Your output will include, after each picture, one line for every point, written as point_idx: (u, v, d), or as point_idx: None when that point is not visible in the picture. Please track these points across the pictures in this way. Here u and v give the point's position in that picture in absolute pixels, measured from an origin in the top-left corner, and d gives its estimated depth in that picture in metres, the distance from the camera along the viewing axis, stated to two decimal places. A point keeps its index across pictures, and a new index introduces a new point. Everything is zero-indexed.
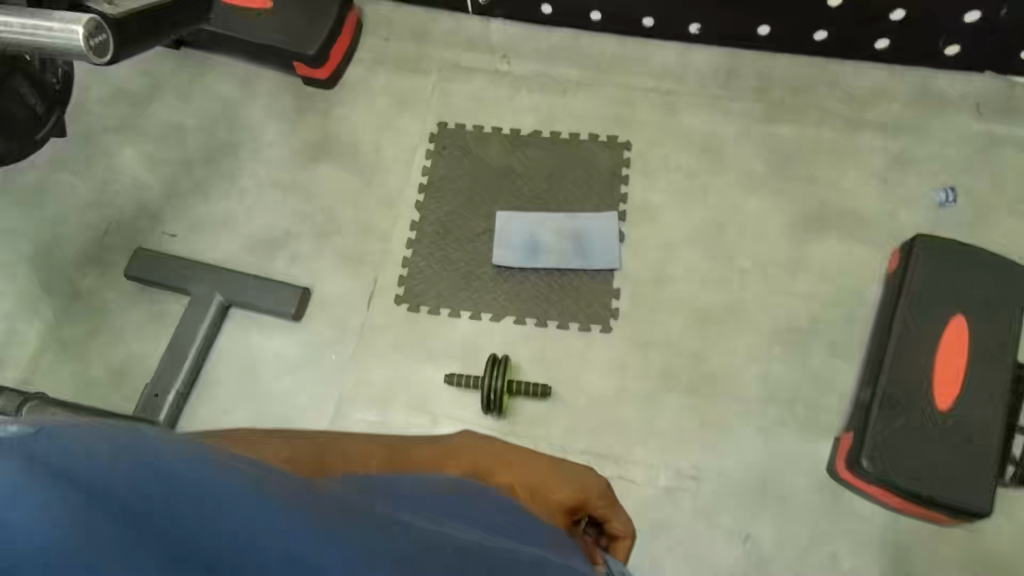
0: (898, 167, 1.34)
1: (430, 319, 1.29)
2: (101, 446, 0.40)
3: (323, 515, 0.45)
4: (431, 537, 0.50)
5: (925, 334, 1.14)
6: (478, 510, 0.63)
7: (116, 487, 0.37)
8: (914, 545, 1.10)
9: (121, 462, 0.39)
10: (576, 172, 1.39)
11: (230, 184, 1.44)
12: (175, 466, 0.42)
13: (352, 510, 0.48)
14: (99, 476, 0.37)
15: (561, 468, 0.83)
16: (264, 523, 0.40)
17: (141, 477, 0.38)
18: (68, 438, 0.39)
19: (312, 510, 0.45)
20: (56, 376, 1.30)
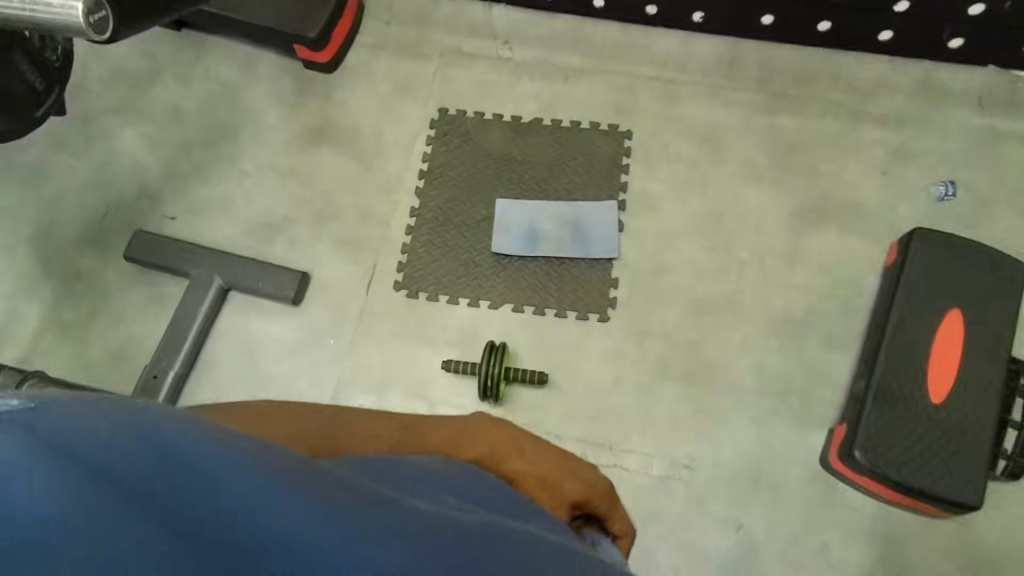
0: (899, 160, 1.34)
1: (429, 305, 1.29)
2: (103, 414, 0.37)
3: (335, 492, 0.41)
4: (434, 519, 0.46)
5: (922, 327, 1.15)
6: (475, 493, 0.59)
7: (117, 460, 0.34)
8: (905, 537, 1.11)
9: (123, 432, 0.36)
10: (577, 160, 1.39)
11: (230, 167, 1.44)
12: (180, 436, 0.38)
13: (363, 489, 0.45)
14: (99, 448, 0.34)
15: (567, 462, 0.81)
16: (267, 502, 0.36)
17: (144, 449, 0.35)
18: (70, 404, 0.36)
19: (321, 486, 0.41)
20: (56, 356, 1.31)
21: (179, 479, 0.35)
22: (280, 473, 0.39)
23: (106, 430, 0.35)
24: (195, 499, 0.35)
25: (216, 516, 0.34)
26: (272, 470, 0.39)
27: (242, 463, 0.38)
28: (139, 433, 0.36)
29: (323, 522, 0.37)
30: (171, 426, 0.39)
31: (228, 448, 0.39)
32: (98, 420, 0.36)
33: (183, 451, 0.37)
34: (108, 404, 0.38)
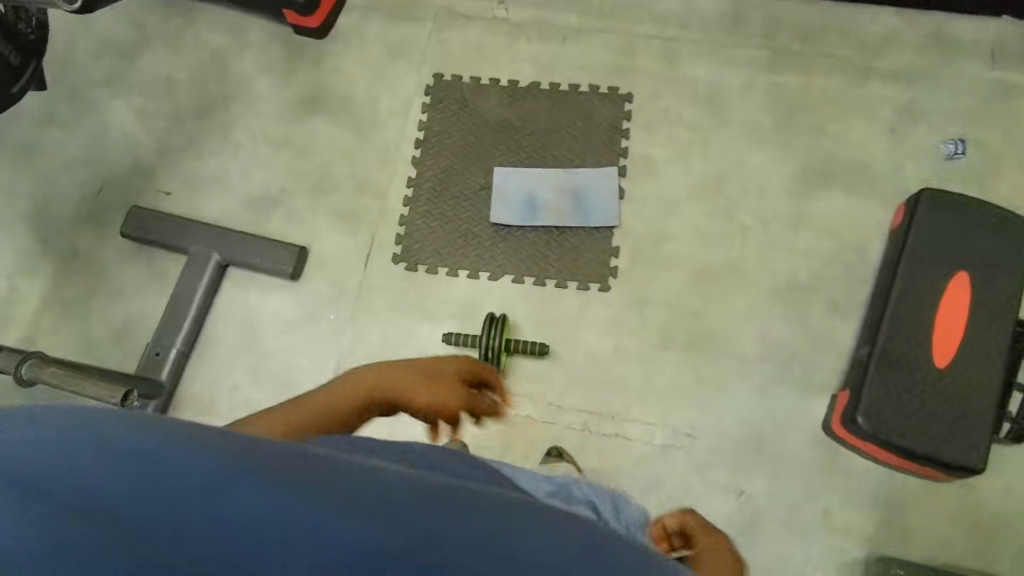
0: (908, 119, 1.31)
1: (427, 278, 1.28)
2: (76, 430, 0.37)
3: (314, 467, 0.39)
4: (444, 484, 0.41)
5: (926, 292, 1.13)
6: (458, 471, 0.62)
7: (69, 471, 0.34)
8: (906, 501, 1.12)
9: (93, 448, 0.36)
10: (576, 126, 1.36)
11: (223, 139, 1.42)
12: (155, 442, 0.37)
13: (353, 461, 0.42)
14: (52, 462, 0.34)
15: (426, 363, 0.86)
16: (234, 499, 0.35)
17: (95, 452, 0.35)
18: (38, 422, 0.37)
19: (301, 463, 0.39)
20: (58, 335, 1.31)
21: (134, 474, 0.35)
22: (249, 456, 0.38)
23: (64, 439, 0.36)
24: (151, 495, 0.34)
25: (177, 514, 0.34)
26: (240, 454, 0.38)
27: (203, 451, 0.37)
28: (99, 437, 0.36)
29: (277, 497, 0.35)
30: (146, 430, 0.38)
31: (200, 442, 0.38)
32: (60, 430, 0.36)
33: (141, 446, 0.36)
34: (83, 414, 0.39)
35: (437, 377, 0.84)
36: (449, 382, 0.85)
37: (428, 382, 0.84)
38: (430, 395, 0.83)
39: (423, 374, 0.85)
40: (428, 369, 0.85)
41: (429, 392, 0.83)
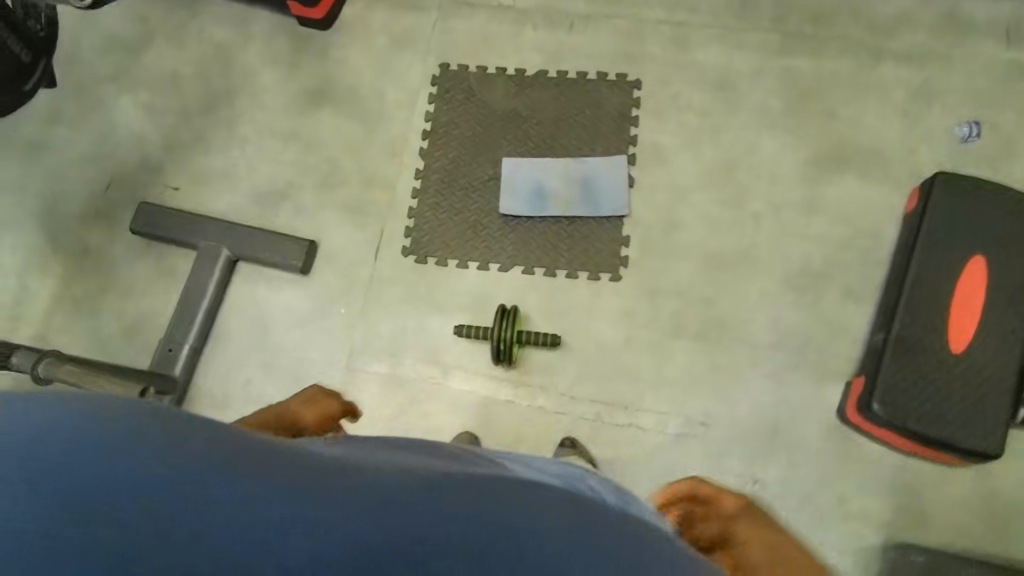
0: (921, 100, 1.29)
1: (437, 271, 1.28)
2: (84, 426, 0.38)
3: (319, 477, 0.41)
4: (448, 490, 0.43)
5: (942, 277, 1.12)
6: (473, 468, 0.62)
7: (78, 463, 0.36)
8: (923, 487, 1.11)
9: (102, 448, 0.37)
10: (584, 114, 1.34)
11: (230, 133, 1.41)
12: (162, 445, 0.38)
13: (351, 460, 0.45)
14: (57, 454, 0.36)
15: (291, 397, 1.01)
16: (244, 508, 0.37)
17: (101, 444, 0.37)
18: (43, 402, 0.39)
19: (299, 461, 0.42)
20: (71, 332, 1.32)
21: (140, 469, 0.36)
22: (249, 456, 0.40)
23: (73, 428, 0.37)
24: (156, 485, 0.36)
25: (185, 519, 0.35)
26: (241, 454, 0.40)
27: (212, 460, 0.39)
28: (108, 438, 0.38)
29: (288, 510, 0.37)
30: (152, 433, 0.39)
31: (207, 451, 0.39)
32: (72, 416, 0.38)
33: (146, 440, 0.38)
34: (82, 399, 0.40)
35: (318, 398, 0.99)
36: (328, 396, 1.01)
37: (315, 402, 0.98)
38: (324, 405, 0.99)
39: (304, 400, 0.99)
40: (307, 396, 0.99)
41: (317, 408, 0.97)
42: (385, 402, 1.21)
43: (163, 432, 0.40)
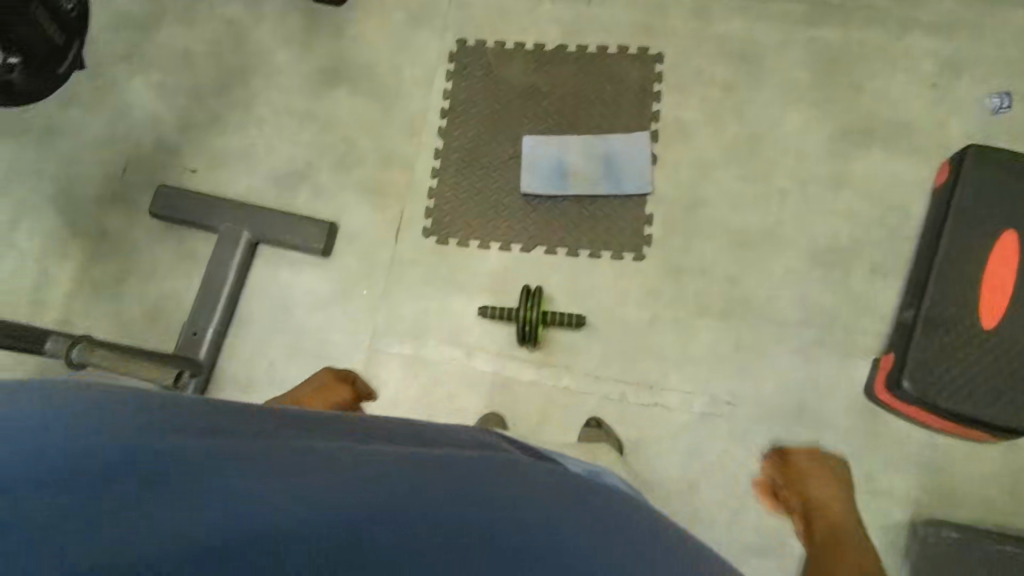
0: (950, 72, 1.26)
1: (458, 252, 1.27)
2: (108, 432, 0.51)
3: (305, 475, 0.53)
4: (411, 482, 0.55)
5: (974, 252, 1.10)
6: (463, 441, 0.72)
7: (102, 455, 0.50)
8: (950, 464, 1.11)
9: (122, 449, 0.50)
10: (605, 90, 1.32)
11: (245, 114, 1.40)
12: (165, 450, 0.52)
13: (317, 443, 0.59)
14: (87, 452, 0.50)
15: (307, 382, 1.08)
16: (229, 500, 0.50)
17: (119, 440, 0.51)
18: (74, 408, 0.53)
19: (271, 449, 0.56)
20: (92, 316, 1.32)
21: (152, 471, 0.50)
22: (230, 446, 0.54)
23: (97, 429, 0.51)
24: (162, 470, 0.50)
25: (179, 510, 0.48)
26: (226, 444, 0.54)
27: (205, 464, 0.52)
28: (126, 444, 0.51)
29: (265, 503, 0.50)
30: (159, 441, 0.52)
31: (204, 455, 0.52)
32: (99, 418, 0.53)
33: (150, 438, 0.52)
34: (113, 413, 0.54)
35: (326, 388, 1.06)
36: (337, 385, 1.07)
37: (324, 391, 1.05)
38: (332, 395, 1.05)
39: (313, 389, 1.06)
40: (314, 385, 1.07)
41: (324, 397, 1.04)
42: (409, 384, 1.21)
43: (168, 437, 0.53)
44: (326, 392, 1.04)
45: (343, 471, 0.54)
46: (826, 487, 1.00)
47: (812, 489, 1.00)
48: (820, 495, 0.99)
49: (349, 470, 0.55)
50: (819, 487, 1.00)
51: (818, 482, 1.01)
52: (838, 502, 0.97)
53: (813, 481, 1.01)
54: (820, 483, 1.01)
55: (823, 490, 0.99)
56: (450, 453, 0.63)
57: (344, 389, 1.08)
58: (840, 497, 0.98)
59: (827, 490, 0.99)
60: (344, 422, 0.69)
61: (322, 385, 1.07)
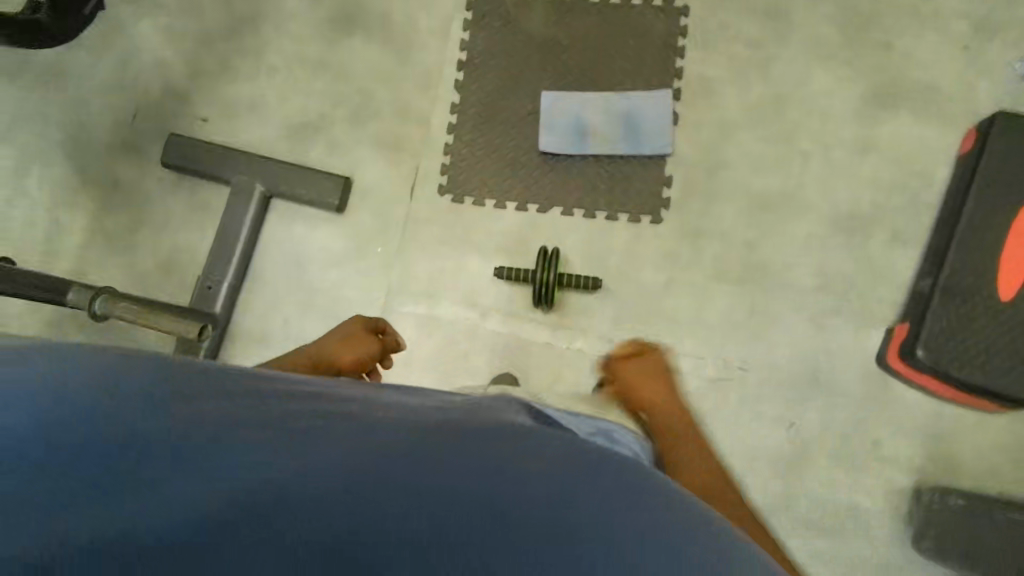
0: (983, 33, 1.21)
1: (474, 210, 1.26)
2: (105, 398, 0.50)
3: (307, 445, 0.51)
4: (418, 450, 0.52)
5: (996, 221, 1.08)
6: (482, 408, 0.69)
7: (107, 417, 0.48)
8: (961, 434, 1.11)
9: (118, 415, 0.49)
10: (627, 44, 1.28)
11: (256, 61, 1.36)
12: (163, 417, 0.50)
13: (322, 412, 0.56)
14: (80, 418, 0.48)
15: (334, 335, 1.05)
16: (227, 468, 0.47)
17: (124, 403, 0.50)
18: (75, 367, 0.52)
19: (279, 412, 0.54)
20: (106, 267, 1.31)
21: (149, 437, 0.48)
22: (238, 411, 0.53)
23: (100, 392, 0.50)
24: (168, 431, 0.49)
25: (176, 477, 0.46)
26: (234, 409, 0.53)
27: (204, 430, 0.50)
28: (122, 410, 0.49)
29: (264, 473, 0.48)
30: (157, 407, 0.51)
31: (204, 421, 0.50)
32: (104, 376, 0.52)
33: (157, 400, 0.51)
34: (112, 377, 0.52)
35: (355, 340, 1.04)
36: (365, 338, 1.05)
37: (352, 345, 1.03)
38: (359, 349, 1.03)
39: (340, 340, 1.04)
40: (341, 335, 1.04)
41: (351, 350, 1.02)
42: (423, 342, 1.22)
43: (168, 404, 0.51)
44: (352, 348, 1.03)
45: (355, 437, 0.53)
46: (658, 388, 1.02)
47: (644, 391, 1.01)
48: (649, 398, 1.00)
49: (360, 435, 0.53)
50: (654, 389, 1.02)
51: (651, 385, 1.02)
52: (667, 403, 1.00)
53: (649, 384, 1.02)
54: (655, 386, 1.03)
55: (655, 393, 1.02)
56: (463, 418, 0.61)
57: (371, 344, 1.05)
58: (670, 395, 1.03)
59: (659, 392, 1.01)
60: (358, 387, 0.68)
61: (348, 337, 1.05)
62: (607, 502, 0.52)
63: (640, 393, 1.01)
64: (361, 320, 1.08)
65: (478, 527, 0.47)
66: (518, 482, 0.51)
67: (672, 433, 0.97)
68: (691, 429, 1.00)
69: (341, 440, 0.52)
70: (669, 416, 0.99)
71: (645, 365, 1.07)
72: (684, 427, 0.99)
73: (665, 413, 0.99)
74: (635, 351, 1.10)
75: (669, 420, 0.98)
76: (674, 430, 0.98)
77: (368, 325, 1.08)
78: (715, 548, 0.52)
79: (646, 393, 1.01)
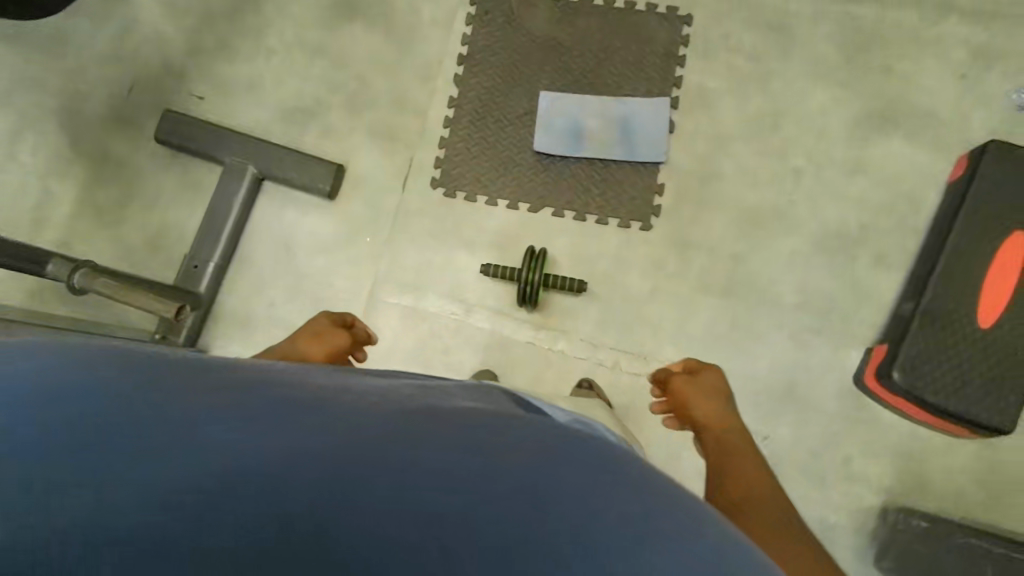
0: (982, 62, 1.22)
1: (466, 206, 1.26)
2: (77, 381, 0.44)
3: (289, 434, 0.46)
4: (410, 445, 0.47)
5: (980, 248, 1.09)
6: (473, 395, 0.64)
7: (46, 399, 0.43)
8: (931, 457, 1.12)
9: (91, 398, 0.44)
10: (628, 49, 1.28)
11: (258, 42, 1.36)
12: (139, 401, 0.45)
13: (303, 396, 0.51)
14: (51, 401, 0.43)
15: (304, 329, 1.03)
16: (209, 462, 0.43)
17: (66, 382, 0.44)
18: (11, 353, 0.46)
19: (241, 390, 0.49)
20: (94, 239, 1.30)
21: (123, 423, 0.43)
22: (196, 387, 0.48)
23: (39, 371, 0.45)
24: (118, 412, 0.43)
25: (155, 469, 0.42)
26: (192, 387, 0.48)
27: (180, 417, 0.45)
28: (98, 393, 0.44)
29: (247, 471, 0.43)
30: (134, 390, 0.45)
31: (183, 406, 0.45)
32: (43, 358, 0.46)
33: (105, 378, 0.46)
34: (84, 361, 0.47)
35: (325, 333, 1.02)
36: (335, 332, 1.03)
37: (322, 336, 1.01)
38: (330, 340, 1.01)
39: (310, 334, 1.01)
40: (310, 330, 1.02)
41: (322, 342, 1.00)
42: (406, 334, 1.22)
43: (146, 386, 0.46)
44: (325, 339, 1.01)
45: (320, 421, 0.48)
46: (712, 405, 0.93)
47: (695, 409, 0.94)
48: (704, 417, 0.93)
49: (325, 419, 0.48)
50: (704, 408, 0.93)
51: (704, 403, 0.94)
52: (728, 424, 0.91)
53: (697, 401, 0.94)
54: (705, 403, 0.94)
55: (706, 412, 0.93)
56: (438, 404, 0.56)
57: (342, 336, 1.03)
58: (728, 416, 0.92)
59: (711, 412, 0.92)
60: (326, 371, 0.62)
61: (318, 331, 1.03)
62: (596, 500, 0.48)
63: (691, 411, 0.95)
64: (327, 315, 1.08)
65: (450, 533, 0.44)
66: (494, 480, 0.47)
67: (724, 457, 0.86)
68: (746, 446, 0.88)
69: (305, 425, 0.47)
70: (718, 434, 0.90)
71: (711, 380, 0.97)
72: (730, 443, 0.88)
73: (712, 431, 0.91)
74: (698, 364, 1.00)
75: (719, 441, 0.89)
76: (722, 447, 0.88)
77: (333, 319, 1.07)
78: (708, 547, 0.48)
79: (695, 411, 0.94)
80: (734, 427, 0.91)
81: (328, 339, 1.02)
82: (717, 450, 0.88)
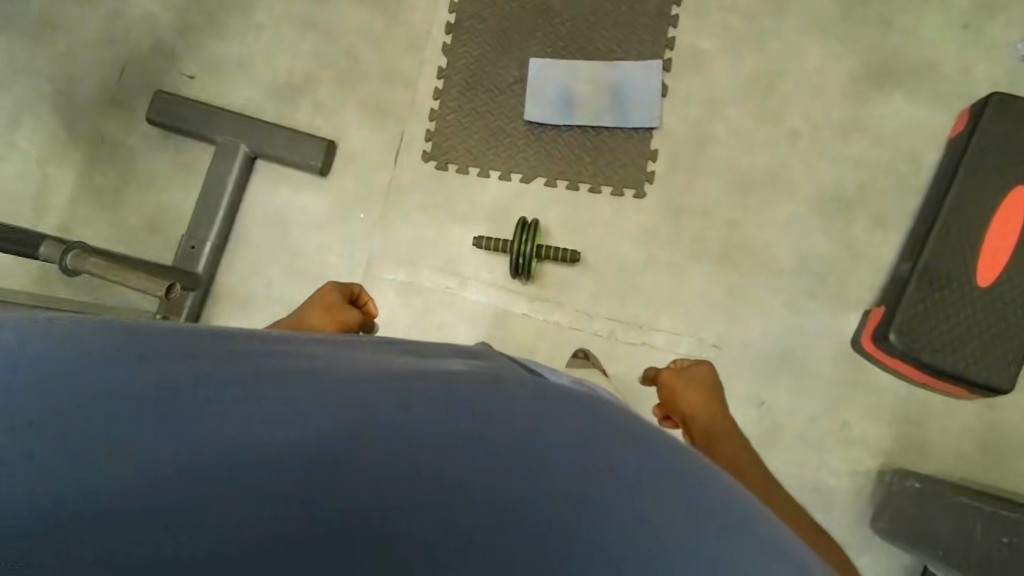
0: (984, 12, 1.18)
1: (458, 178, 1.25)
2: (73, 369, 0.42)
3: (285, 422, 0.43)
4: (407, 432, 0.44)
5: (981, 207, 1.05)
6: (484, 360, 0.61)
7: (43, 390, 0.40)
8: (929, 418, 1.12)
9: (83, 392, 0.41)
10: (619, 12, 1.26)
11: (246, 19, 1.35)
12: (133, 389, 0.42)
13: (302, 368, 0.48)
14: (42, 396, 0.40)
15: (311, 303, 1.01)
16: (203, 457, 0.40)
17: (66, 368, 0.42)
18: (6, 334, 0.43)
19: (243, 360, 0.47)
20: (93, 223, 1.31)
21: (117, 414, 0.40)
22: (196, 360, 0.45)
23: (39, 359, 0.41)
24: (118, 392, 0.41)
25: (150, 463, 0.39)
26: (191, 360, 0.45)
27: (175, 402, 0.42)
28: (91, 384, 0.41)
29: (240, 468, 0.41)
30: (128, 375, 0.42)
31: (178, 389, 0.42)
32: (41, 340, 0.43)
33: (106, 358, 0.43)
34: (84, 344, 0.44)
35: (338, 307, 1.00)
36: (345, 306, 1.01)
37: (334, 310, 0.99)
38: (343, 313, 0.99)
39: (321, 309, 1.00)
40: (323, 304, 1.00)
41: (333, 316, 0.98)
42: (402, 309, 1.23)
43: (142, 368, 0.43)
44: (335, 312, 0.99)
45: (312, 384, 0.46)
46: (696, 395, 0.93)
47: (682, 401, 0.94)
48: (687, 407, 0.93)
49: (327, 401, 0.45)
50: (689, 400, 0.93)
51: (687, 393, 0.94)
52: (719, 418, 0.91)
53: (682, 393, 0.94)
54: (689, 395, 0.94)
55: (691, 398, 0.93)
56: (443, 367, 0.54)
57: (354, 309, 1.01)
58: (710, 403, 0.92)
59: (695, 400, 0.93)
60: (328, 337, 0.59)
61: (331, 306, 1.01)
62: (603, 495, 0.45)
63: (678, 403, 0.94)
64: (333, 288, 1.05)
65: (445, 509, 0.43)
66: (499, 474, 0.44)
67: (719, 442, 0.87)
68: (735, 434, 0.90)
69: (305, 405, 0.44)
70: (708, 427, 0.90)
71: (701, 375, 0.97)
72: (721, 431, 0.89)
73: (703, 422, 0.90)
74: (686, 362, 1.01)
75: (708, 431, 0.89)
76: (712, 439, 0.88)
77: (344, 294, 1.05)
78: (724, 537, 0.44)
79: (681, 404, 0.94)
80: (722, 415, 0.92)
81: (340, 311, 0.99)
82: (707, 443, 0.87)
